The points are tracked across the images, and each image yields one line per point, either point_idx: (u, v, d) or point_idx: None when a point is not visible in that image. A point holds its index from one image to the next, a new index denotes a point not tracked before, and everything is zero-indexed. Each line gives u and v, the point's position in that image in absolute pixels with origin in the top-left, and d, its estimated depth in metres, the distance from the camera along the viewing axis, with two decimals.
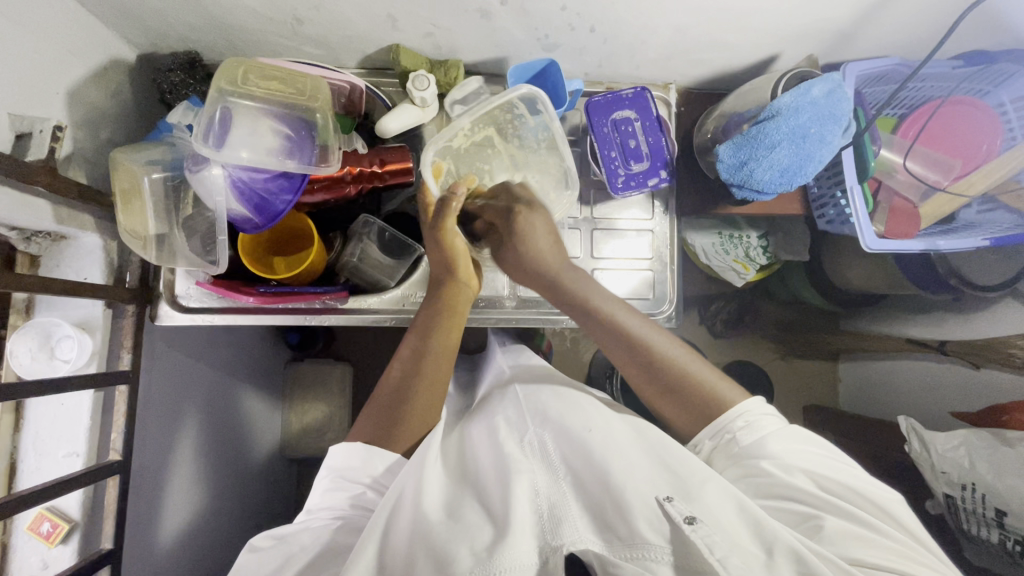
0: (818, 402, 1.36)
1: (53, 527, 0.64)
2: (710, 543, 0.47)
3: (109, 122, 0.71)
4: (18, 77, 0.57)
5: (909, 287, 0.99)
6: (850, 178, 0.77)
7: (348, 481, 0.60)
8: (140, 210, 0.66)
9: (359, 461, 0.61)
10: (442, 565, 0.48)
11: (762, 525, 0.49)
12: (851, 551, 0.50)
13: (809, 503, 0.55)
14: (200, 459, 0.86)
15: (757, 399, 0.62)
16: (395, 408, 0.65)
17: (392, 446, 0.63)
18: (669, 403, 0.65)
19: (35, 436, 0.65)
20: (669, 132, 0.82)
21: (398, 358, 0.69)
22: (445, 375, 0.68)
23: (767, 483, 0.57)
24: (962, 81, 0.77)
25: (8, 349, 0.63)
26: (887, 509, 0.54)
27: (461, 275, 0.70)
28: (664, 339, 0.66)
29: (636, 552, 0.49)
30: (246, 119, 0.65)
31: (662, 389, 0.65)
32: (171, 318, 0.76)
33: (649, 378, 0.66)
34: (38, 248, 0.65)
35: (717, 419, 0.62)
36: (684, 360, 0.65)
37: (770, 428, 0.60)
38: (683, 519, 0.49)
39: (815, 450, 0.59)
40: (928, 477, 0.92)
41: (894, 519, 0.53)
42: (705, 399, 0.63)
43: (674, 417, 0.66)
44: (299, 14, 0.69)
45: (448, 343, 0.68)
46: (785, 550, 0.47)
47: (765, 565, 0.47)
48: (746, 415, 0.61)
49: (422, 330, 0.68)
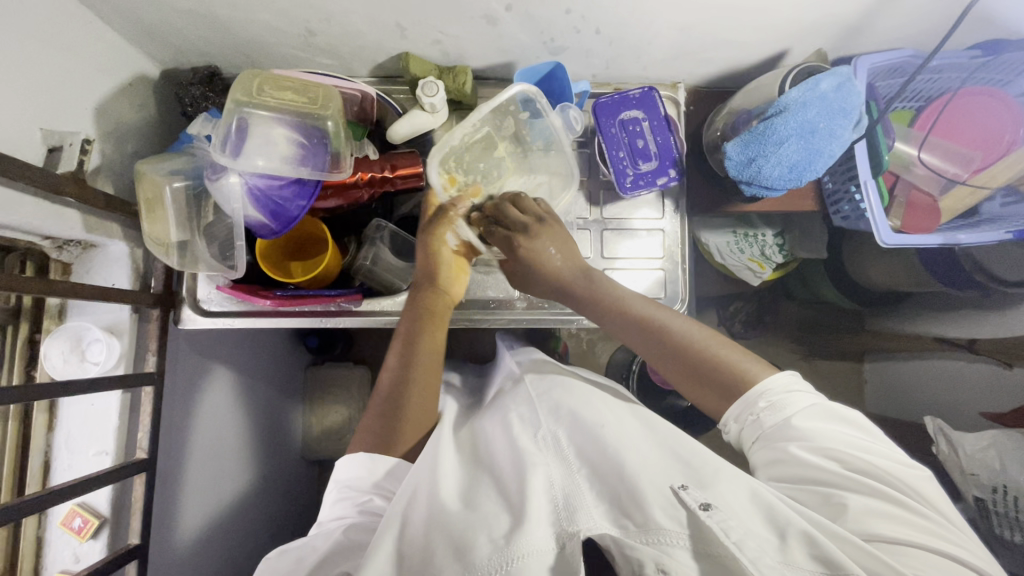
0: (844, 404, 1.32)
1: (84, 523, 0.68)
2: (725, 527, 0.46)
3: (135, 135, 0.75)
4: (50, 94, 0.61)
5: (935, 283, 0.97)
6: (863, 172, 0.76)
7: (353, 489, 0.61)
8: (163, 218, 0.69)
9: (365, 471, 0.62)
10: (460, 552, 0.50)
11: (774, 509, 0.48)
12: (873, 525, 0.50)
13: (832, 483, 0.53)
14: (228, 457, 0.90)
15: (784, 376, 0.60)
16: (391, 410, 0.66)
17: (391, 450, 0.64)
18: (703, 390, 0.63)
19: (67, 435, 0.69)
20: (678, 132, 0.82)
21: (387, 366, 0.69)
22: (434, 381, 0.68)
23: (792, 466, 0.55)
24: (973, 71, 0.74)
25: (43, 352, 0.66)
26: (915, 488, 0.52)
27: (442, 284, 0.74)
28: (675, 320, 0.67)
29: (652, 537, 0.48)
30: (262, 129, 0.67)
31: (683, 369, 0.64)
32: (193, 322, 0.78)
33: (668, 362, 0.66)
34: (70, 256, 0.69)
35: (744, 394, 0.60)
36: (704, 339, 0.65)
37: (797, 406, 0.58)
38: (697, 506, 0.49)
39: (847, 430, 0.56)
40: (957, 479, 0.89)
41: (925, 500, 0.51)
42: (729, 375, 0.62)
43: (709, 404, 0.64)
44: (311, 26, 0.71)
45: (436, 344, 0.70)
46: (798, 533, 0.47)
47: (778, 548, 0.46)
48: (768, 394, 0.59)
49: (409, 338, 0.69)
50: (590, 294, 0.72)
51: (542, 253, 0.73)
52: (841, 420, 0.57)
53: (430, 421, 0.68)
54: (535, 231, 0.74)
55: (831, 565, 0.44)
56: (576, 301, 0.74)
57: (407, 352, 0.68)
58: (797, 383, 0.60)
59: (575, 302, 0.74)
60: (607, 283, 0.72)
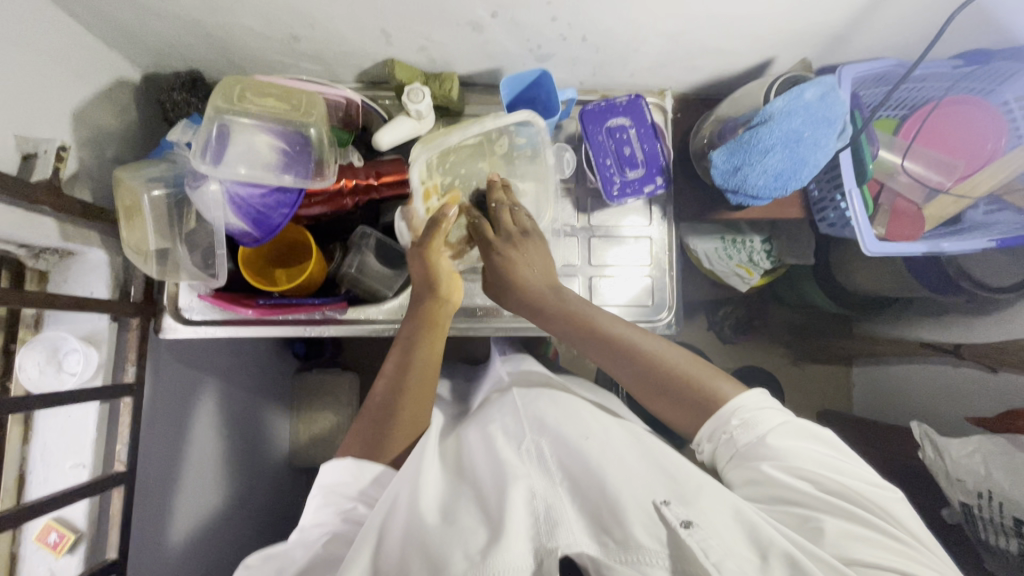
0: (832, 409, 1.32)
1: (60, 538, 0.66)
2: (705, 547, 0.46)
3: (114, 140, 0.73)
4: (25, 99, 0.59)
5: (920, 289, 0.97)
6: (847, 181, 0.76)
7: (338, 495, 0.60)
8: (142, 226, 0.68)
9: (350, 476, 0.61)
10: (436, 567, 0.49)
11: (757, 529, 0.48)
12: (848, 549, 0.50)
13: (805, 504, 0.53)
14: (211, 467, 0.89)
15: (752, 395, 0.60)
16: (384, 416, 0.65)
17: (378, 457, 0.63)
18: (673, 408, 0.63)
19: (43, 447, 0.67)
20: (664, 139, 0.82)
21: (383, 372, 0.69)
22: (428, 391, 0.68)
23: (767, 486, 0.55)
24: (958, 79, 0.75)
25: (17, 364, 0.64)
26: (885, 508, 0.52)
27: (443, 291, 0.71)
28: (644, 338, 0.67)
29: (631, 555, 0.48)
30: (244, 136, 0.66)
31: (653, 389, 0.64)
32: (174, 330, 0.77)
33: (637, 380, 0.65)
34: (46, 265, 0.67)
35: (717, 411, 0.60)
36: (672, 357, 0.65)
37: (769, 423, 0.58)
38: (678, 523, 0.49)
39: (821, 448, 0.56)
40: (943, 484, 0.89)
41: (896, 521, 0.52)
42: (699, 394, 0.61)
43: (673, 417, 0.64)
44: (295, 32, 0.70)
45: (433, 353, 0.69)
46: (779, 553, 0.47)
47: (758, 569, 0.46)
48: (740, 412, 0.59)
49: (407, 346, 0.69)
50: (562, 312, 0.70)
51: (513, 263, 0.72)
52: (815, 438, 0.57)
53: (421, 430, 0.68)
54: (519, 241, 0.73)
55: None
56: (551, 321, 0.71)
57: (403, 359, 0.68)
58: (767, 399, 0.60)
59: (550, 323, 0.71)
60: (579, 301, 0.71)
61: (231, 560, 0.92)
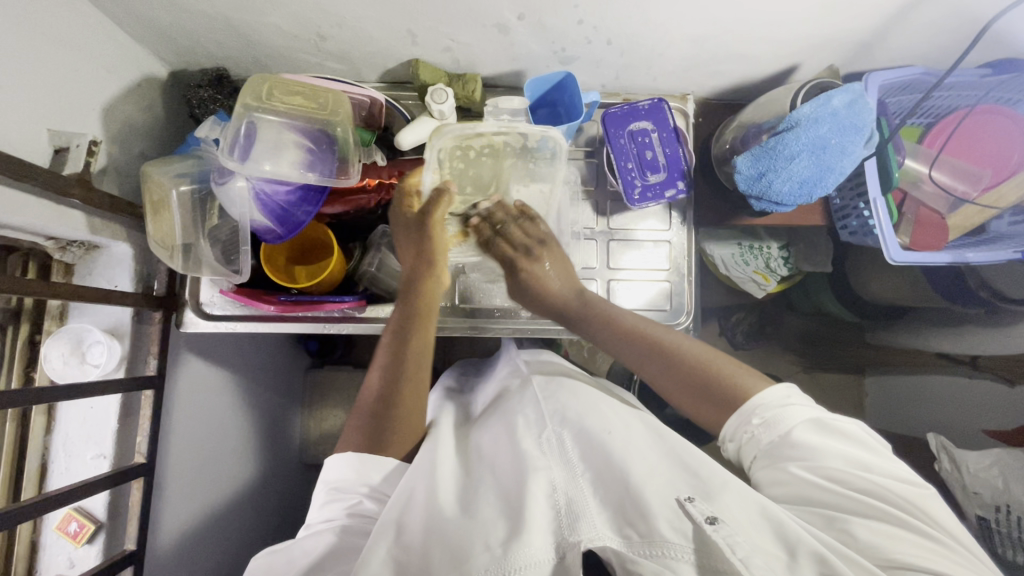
0: (844, 418, 1.31)
1: (80, 527, 0.67)
2: (732, 543, 0.46)
3: (141, 136, 0.74)
4: (57, 94, 0.60)
5: (940, 300, 0.96)
6: (872, 188, 0.76)
7: (343, 491, 0.60)
8: (169, 221, 0.68)
9: (353, 472, 0.60)
10: (458, 561, 0.49)
11: (783, 526, 0.47)
12: (887, 550, 0.48)
13: (835, 505, 0.52)
14: (224, 458, 0.89)
15: (778, 390, 0.59)
16: (383, 410, 0.64)
17: (384, 452, 0.63)
18: (698, 402, 0.63)
19: (65, 438, 0.68)
20: (687, 143, 0.82)
21: (377, 362, 0.67)
22: (424, 380, 0.67)
23: (793, 488, 0.55)
24: (990, 89, 0.75)
25: (42, 354, 0.66)
26: (920, 507, 0.50)
27: (438, 270, 0.72)
28: (678, 337, 0.68)
29: (657, 549, 0.48)
30: (270, 134, 0.67)
31: (680, 382, 0.64)
32: (195, 325, 0.77)
33: (667, 376, 0.66)
34: (72, 257, 0.68)
35: (741, 406, 0.59)
36: (701, 352, 0.65)
37: (794, 420, 0.57)
38: (704, 519, 0.48)
39: (846, 447, 0.55)
40: (959, 497, 0.88)
41: (930, 517, 0.50)
42: (727, 385, 0.61)
43: (701, 413, 0.63)
44: (323, 31, 0.71)
45: (427, 339, 0.69)
46: (808, 552, 0.45)
47: (786, 567, 0.45)
48: (762, 411, 0.58)
49: (398, 331, 0.68)
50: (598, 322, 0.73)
51: (542, 277, 0.76)
52: (843, 435, 0.56)
53: (421, 430, 0.67)
54: (540, 253, 0.77)
55: None
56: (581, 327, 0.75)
57: (397, 345, 0.67)
58: (791, 392, 0.59)
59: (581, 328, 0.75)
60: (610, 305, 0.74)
61: (242, 552, 0.93)
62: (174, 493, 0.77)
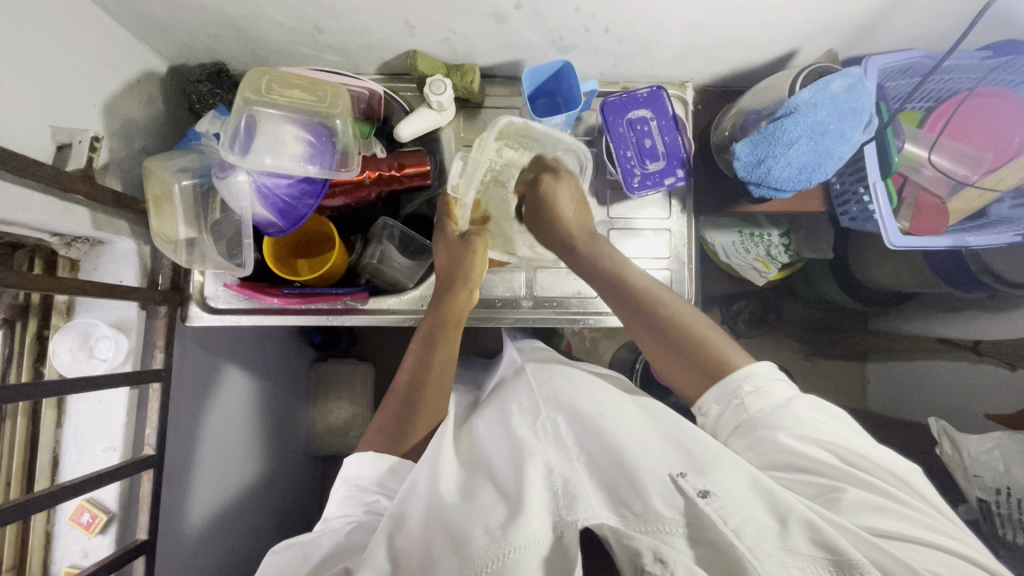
0: (846, 404, 1.31)
1: (93, 518, 0.68)
2: (723, 514, 0.46)
3: (142, 132, 0.75)
4: (57, 90, 0.61)
5: (941, 286, 0.96)
6: (873, 173, 0.75)
7: (361, 489, 0.61)
8: (172, 215, 0.69)
9: (370, 468, 0.62)
10: (459, 543, 0.50)
11: (774, 496, 0.48)
12: (866, 518, 0.50)
13: (825, 475, 0.53)
14: (231, 451, 0.90)
15: (767, 364, 0.60)
16: (405, 413, 0.66)
17: (393, 449, 0.64)
18: (681, 370, 0.64)
19: (75, 431, 0.69)
20: (686, 131, 0.81)
21: (405, 366, 0.69)
22: (445, 386, 0.69)
23: (776, 455, 0.55)
24: (988, 72, 0.74)
25: (50, 349, 0.67)
26: (903, 479, 0.52)
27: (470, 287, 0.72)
28: (686, 309, 0.66)
29: (651, 526, 0.49)
30: (270, 128, 0.67)
31: (665, 348, 0.64)
32: (200, 319, 0.79)
33: (656, 339, 0.65)
34: (78, 253, 0.69)
35: (723, 378, 0.60)
36: (697, 324, 0.64)
37: (780, 395, 0.58)
38: (695, 493, 0.49)
39: (833, 423, 0.56)
40: (960, 480, 0.89)
41: (916, 492, 0.52)
42: (710, 358, 0.62)
43: (680, 380, 0.65)
44: (320, 23, 0.71)
45: (451, 352, 0.69)
46: (799, 519, 0.46)
47: (777, 535, 0.46)
48: (752, 379, 0.59)
49: (427, 342, 0.69)
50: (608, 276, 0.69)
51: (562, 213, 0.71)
52: (828, 415, 0.58)
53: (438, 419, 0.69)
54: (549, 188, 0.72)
55: (832, 550, 0.44)
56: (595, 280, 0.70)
57: (423, 355, 0.68)
58: (785, 377, 0.60)
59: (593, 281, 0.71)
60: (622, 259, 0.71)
61: (252, 542, 0.94)
62: (200, 483, 0.82)
